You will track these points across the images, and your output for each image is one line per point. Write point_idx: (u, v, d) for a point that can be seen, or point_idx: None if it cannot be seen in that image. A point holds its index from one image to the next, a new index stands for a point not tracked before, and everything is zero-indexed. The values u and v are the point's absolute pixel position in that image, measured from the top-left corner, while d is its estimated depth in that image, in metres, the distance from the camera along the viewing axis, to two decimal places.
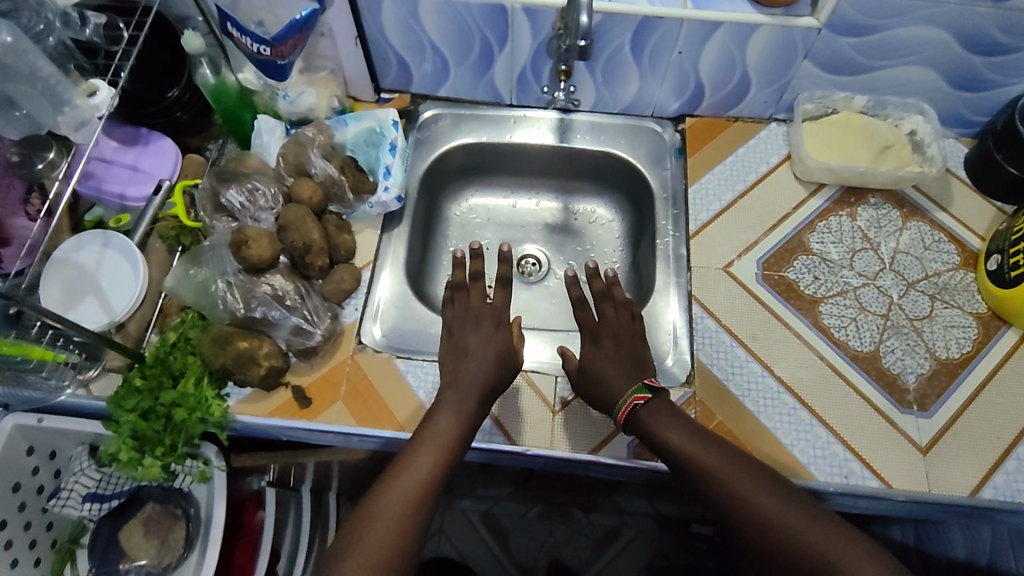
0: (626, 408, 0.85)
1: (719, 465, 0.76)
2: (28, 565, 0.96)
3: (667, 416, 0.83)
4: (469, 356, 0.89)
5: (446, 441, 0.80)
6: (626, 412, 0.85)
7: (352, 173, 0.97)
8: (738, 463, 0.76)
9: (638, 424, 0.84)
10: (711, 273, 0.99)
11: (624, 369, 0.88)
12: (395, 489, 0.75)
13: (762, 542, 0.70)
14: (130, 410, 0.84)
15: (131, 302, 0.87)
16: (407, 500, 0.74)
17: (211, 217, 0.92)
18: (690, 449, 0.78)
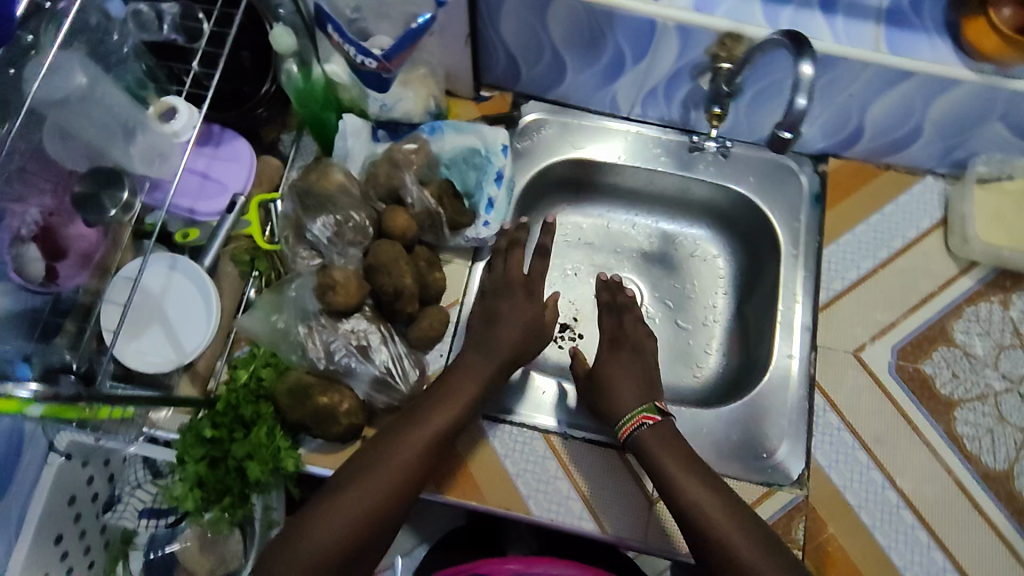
0: (625, 434, 0.79)
1: (728, 527, 0.70)
2: (83, 567, 0.93)
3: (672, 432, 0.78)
4: (498, 339, 0.79)
5: (453, 414, 0.73)
6: (630, 430, 0.79)
7: (449, 202, 0.84)
8: (746, 526, 0.70)
9: (646, 454, 0.77)
10: (838, 358, 0.88)
11: (633, 370, 0.85)
12: (387, 461, 0.70)
13: None
14: (199, 460, 0.77)
15: (203, 338, 0.77)
16: (394, 479, 0.69)
17: (294, 250, 0.81)
18: (698, 496, 0.72)
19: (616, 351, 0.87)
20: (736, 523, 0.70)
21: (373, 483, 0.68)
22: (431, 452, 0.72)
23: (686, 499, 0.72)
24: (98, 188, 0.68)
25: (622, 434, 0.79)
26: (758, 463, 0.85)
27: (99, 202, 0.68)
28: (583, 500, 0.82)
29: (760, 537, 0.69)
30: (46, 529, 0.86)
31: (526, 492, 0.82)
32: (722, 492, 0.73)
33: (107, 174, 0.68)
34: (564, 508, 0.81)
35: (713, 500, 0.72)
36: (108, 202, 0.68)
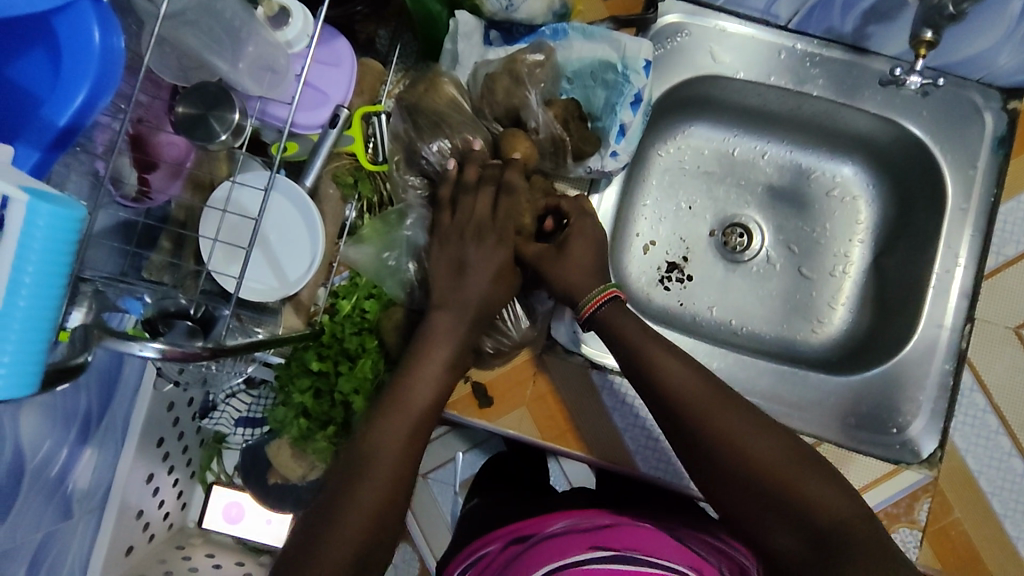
0: (587, 309, 0.68)
1: (724, 419, 0.60)
2: (182, 464, 0.98)
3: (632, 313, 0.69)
4: (466, 295, 0.69)
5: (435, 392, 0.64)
6: (593, 307, 0.68)
7: (576, 128, 0.73)
8: (724, 403, 0.61)
9: (618, 333, 0.67)
10: (995, 332, 0.79)
11: (593, 257, 0.71)
12: (386, 430, 0.60)
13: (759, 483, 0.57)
14: (303, 391, 0.75)
15: (307, 268, 0.71)
16: (398, 454, 0.59)
17: (404, 177, 0.75)
18: (671, 372, 0.63)
19: (575, 227, 0.71)
20: (723, 402, 0.61)
21: (383, 458, 0.58)
22: (423, 430, 0.62)
23: (660, 378, 0.63)
24: (205, 109, 0.54)
25: (585, 311, 0.69)
26: (884, 438, 0.79)
27: (206, 126, 0.54)
28: None
29: (739, 411, 0.61)
30: (149, 434, 0.88)
31: (634, 447, 0.78)
32: (692, 364, 0.64)
33: (214, 94, 0.54)
34: (673, 467, 0.77)
35: (691, 376, 0.63)
36: (215, 124, 0.54)
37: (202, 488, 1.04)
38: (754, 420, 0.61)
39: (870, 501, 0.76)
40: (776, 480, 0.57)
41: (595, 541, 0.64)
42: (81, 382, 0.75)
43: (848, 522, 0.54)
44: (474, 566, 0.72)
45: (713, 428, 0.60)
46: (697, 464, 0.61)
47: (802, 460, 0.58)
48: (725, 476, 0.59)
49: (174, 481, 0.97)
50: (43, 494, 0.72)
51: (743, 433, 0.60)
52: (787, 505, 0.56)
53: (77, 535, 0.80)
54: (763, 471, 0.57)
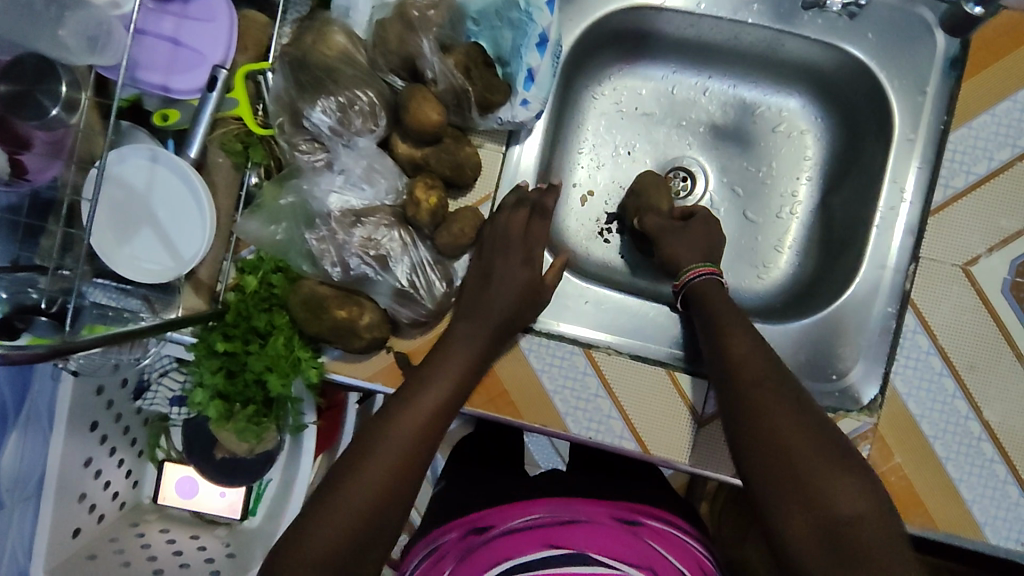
0: (686, 277, 0.75)
1: (776, 395, 0.59)
2: (125, 444, 0.97)
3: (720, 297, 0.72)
4: (489, 303, 0.69)
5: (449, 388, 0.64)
6: (692, 276, 0.74)
7: (480, 76, 0.67)
8: (779, 383, 0.60)
9: (705, 305, 0.71)
10: (941, 271, 0.74)
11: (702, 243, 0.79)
12: (415, 411, 0.62)
13: (786, 458, 0.55)
14: (215, 371, 0.71)
15: (202, 244, 0.68)
16: (409, 452, 0.59)
17: (292, 141, 0.68)
18: (746, 354, 0.63)
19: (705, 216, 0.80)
20: (781, 386, 0.60)
21: (389, 447, 0.59)
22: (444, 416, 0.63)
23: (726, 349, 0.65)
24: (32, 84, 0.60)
25: (682, 282, 0.75)
26: (824, 385, 0.77)
27: (36, 99, 0.60)
28: (626, 421, 0.76)
29: (787, 391, 0.60)
30: (79, 420, 0.86)
31: (564, 409, 0.76)
32: (761, 346, 0.65)
33: (35, 67, 0.61)
34: (604, 427, 0.76)
35: (752, 353, 0.63)
36: (44, 99, 0.61)
37: (153, 466, 1.03)
38: (814, 414, 0.59)
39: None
40: (807, 465, 0.55)
41: (551, 539, 0.63)
42: None
43: (864, 516, 0.52)
44: (426, 557, 0.69)
45: (760, 398, 0.59)
46: (735, 424, 0.60)
47: (842, 460, 0.55)
48: (751, 439, 0.58)
49: (118, 462, 0.96)
50: None
51: (793, 414, 0.58)
52: (806, 488, 0.53)
53: (14, 525, 0.80)
54: (803, 452, 0.55)
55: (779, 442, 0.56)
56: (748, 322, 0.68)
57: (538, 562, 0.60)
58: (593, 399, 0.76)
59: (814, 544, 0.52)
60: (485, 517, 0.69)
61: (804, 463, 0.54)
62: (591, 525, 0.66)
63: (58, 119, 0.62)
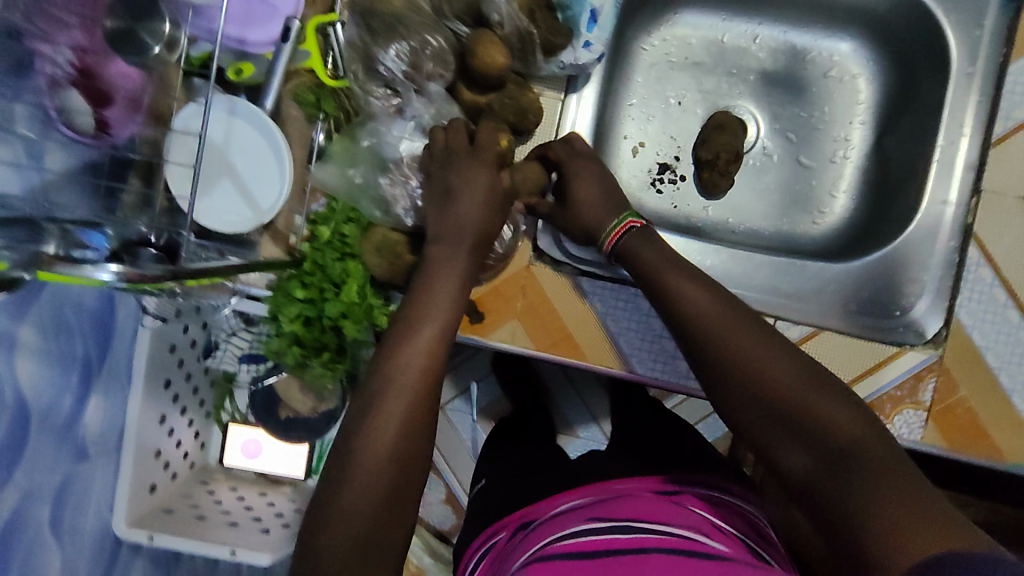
0: (609, 243, 0.70)
1: (731, 335, 0.58)
2: (195, 405, 1.00)
3: (648, 245, 0.68)
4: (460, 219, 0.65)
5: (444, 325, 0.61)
6: (615, 239, 0.70)
7: (543, 18, 0.69)
8: (756, 332, 0.58)
9: (641, 264, 0.67)
10: (1003, 202, 0.74)
11: (599, 198, 0.73)
12: (415, 344, 0.58)
13: (761, 397, 0.55)
14: (293, 320, 0.73)
15: (280, 193, 0.70)
16: (416, 411, 0.56)
17: (365, 88, 0.71)
18: (694, 301, 0.61)
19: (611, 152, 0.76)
20: (739, 323, 0.59)
21: (398, 397, 0.55)
22: (433, 375, 0.58)
23: (683, 308, 0.61)
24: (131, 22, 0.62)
25: (609, 244, 0.70)
26: (885, 321, 0.77)
27: (135, 38, 0.63)
28: None
29: (753, 331, 0.58)
30: (155, 377, 0.89)
31: (629, 350, 0.77)
32: (719, 290, 0.62)
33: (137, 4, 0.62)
34: (670, 366, 0.77)
35: (714, 302, 0.60)
36: (148, 37, 0.63)
37: (219, 428, 1.06)
38: (774, 342, 0.58)
39: (873, 385, 0.75)
40: (785, 400, 0.54)
41: (591, 513, 0.64)
42: (74, 327, 0.75)
43: (853, 432, 0.52)
44: (486, 555, 0.73)
45: (720, 345, 0.58)
46: (709, 376, 0.59)
47: (813, 378, 0.55)
48: (734, 393, 0.57)
49: (189, 421, 0.99)
50: (50, 439, 0.74)
51: (758, 354, 0.57)
52: (790, 418, 0.54)
53: (96, 475, 0.84)
54: (776, 387, 0.55)
55: (764, 390, 0.55)
56: (680, 262, 0.65)
57: (577, 534, 0.60)
58: (657, 342, 0.77)
59: (813, 472, 0.52)
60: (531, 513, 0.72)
61: (782, 397, 0.55)
62: (631, 498, 0.67)
63: (158, 57, 0.64)
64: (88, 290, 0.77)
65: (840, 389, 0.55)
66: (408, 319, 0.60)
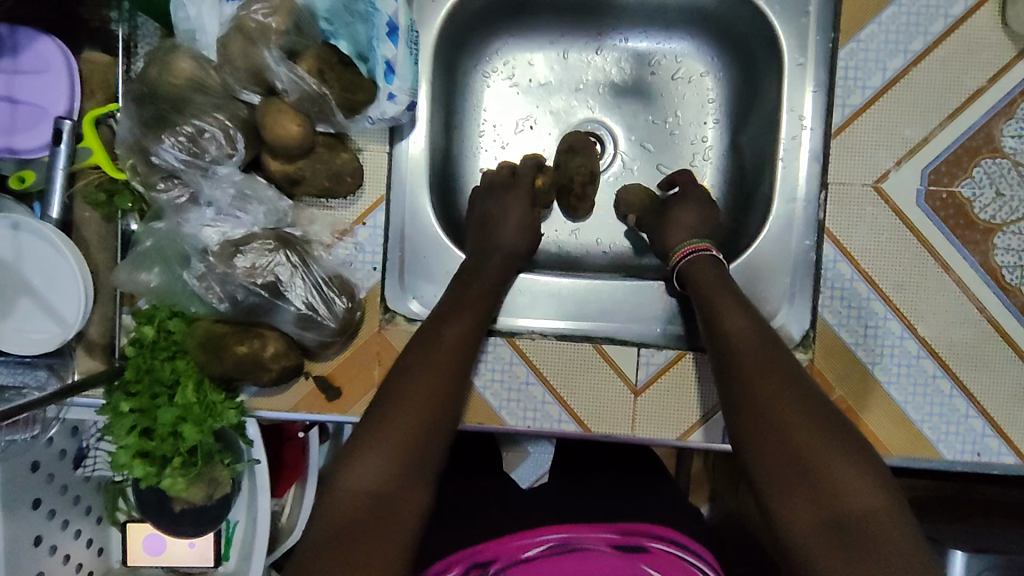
0: (678, 258, 0.72)
1: (759, 372, 0.58)
2: (79, 515, 0.94)
3: (712, 271, 0.69)
4: (490, 247, 0.73)
5: (443, 382, 0.60)
6: (684, 257, 0.71)
7: (334, 78, 0.64)
8: (782, 370, 0.59)
9: (698, 286, 0.68)
10: (852, 192, 0.72)
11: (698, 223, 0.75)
12: (417, 391, 0.59)
13: (776, 439, 0.55)
14: (128, 432, 0.68)
15: (82, 308, 0.64)
16: (407, 454, 0.56)
17: (149, 181, 0.65)
18: (734, 329, 0.62)
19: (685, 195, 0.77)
20: (770, 363, 0.59)
21: (396, 436, 0.56)
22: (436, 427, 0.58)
23: (730, 331, 0.63)
24: None
25: (676, 260, 0.72)
26: None
27: None
28: (562, 403, 0.73)
29: (783, 373, 0.58)
30: (19, 500, 0.83)
31: (497, 403, 0.73)
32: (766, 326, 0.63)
33: None
34: (541, 413, 0.73)
35: (759, 340, 0.61)
36: None
37: (117, 530, 1.00)
38: (809, 392, 0.57)
39: None
40: (805, 449, 0.54)
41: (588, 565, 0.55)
42: None
43: (877, 505, 0.51)
44: None
45: (748, 376, 0.59)
46: (727, 401, 0.60)
47: (835, 433, 0.55)
48: (758, 406, 0.57)
49: (75, 533, 0.93)
50: None
51: (787, 395, 0.57)
52: (804, 466, 0.53)
53: None
54: (798, 436, 0.54)
55: (768, 415, 0.56)
56: (739, 296, 0.66)
57: None
58: (524, 390, 0.73)
59: (819, 533, 0.51)
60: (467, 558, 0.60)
61: (803, 445, 0.54)
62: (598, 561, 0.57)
63: None
64: None
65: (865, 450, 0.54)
66: (406, 371, 0.61)
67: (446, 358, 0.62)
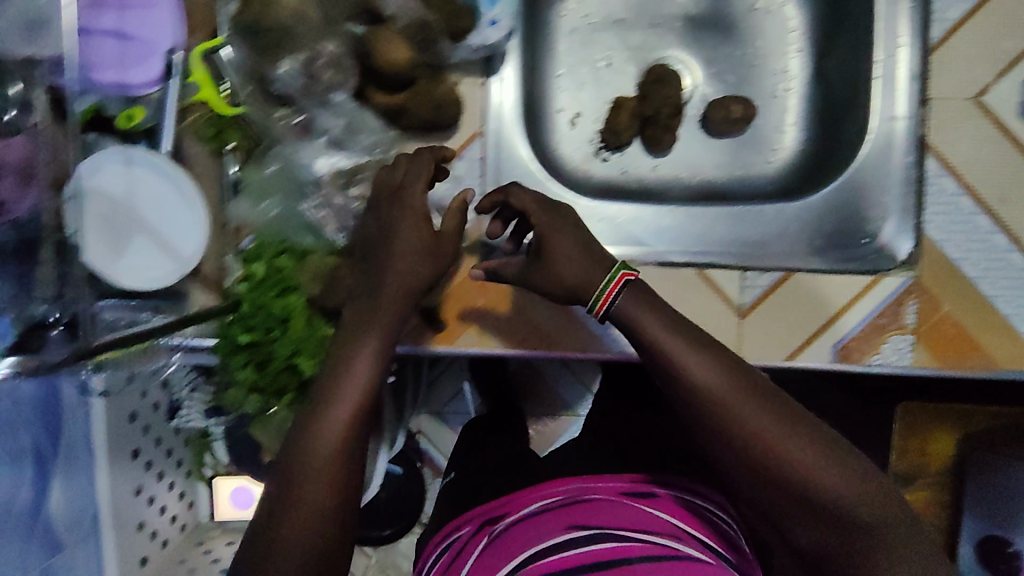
0: (602, 307, 0.59)
1: (734, 408, 0.52)
2: (172, 467, 0.97)
3: (648, 300, 0.58)
4: (381, 274, 0.57)
5: (353, 452, 0.50)
6: (606, 304, 0.59)
7: (438, 2, 0.65)
8: (771, 407, 0.53)
9: (640, 328, 0.57)
10: (953, 107, 0.72)
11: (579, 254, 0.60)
12: (319, 468, 0.49)
13: (775, 475, 0.51)
14: (245, 365, 0.71)
15: (198, 243, 0.65)
16: (334, 537, 0.49)
17: (266, 114, 0.67)
18: (703, 368, 0.54)
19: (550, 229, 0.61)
20: (756, 401, 0.53)
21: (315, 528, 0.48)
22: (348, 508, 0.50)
23: (702, 381, 0.53)
24: None
25: (601, 309, 0.59)
26: (856, 250, 0.75)
27: None
28: None
29: (760, 406, 0.52)
30: (120, 449, 0.86)
31: (602, 331, 0.74)
32: (723, 353, 0.55)
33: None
34: None
35: (720, 375, 0.53)
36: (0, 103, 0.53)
37: (204, 484, 1.04)
38: (775, 415, 0.52)
39: (854, 318, 0.73)
40: (803, 474, 0.51)
41: (571, 521, 0.62)
42: (17, 420, 0.71)
43: (875, 512, 0.50)
44: (447, 550, 0.69)
45: (718, 412, 0.53)
46: (710, 440, 0.54)
47: (825, 450, 0.51)
48: (728, 460, 0.53)
49: (169, 485, 0.97)
50: (15, 534, 0.71)
51: (768, 430, 0.52)
52: (798, 494, 0.51)
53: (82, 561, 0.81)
54: (784, 471, 0.51)
55: (761, 454, 0.51)
56: (672, 321, 0.57)
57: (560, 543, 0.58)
58: None
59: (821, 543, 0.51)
60: (495, 509, 0.71)
61: (790, 478, 0.51)
62: (603, 501, 0.66)
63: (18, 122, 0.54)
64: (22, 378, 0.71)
65: (852, 462, 0.52)
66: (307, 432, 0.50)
67: (342, 420, 0.50)
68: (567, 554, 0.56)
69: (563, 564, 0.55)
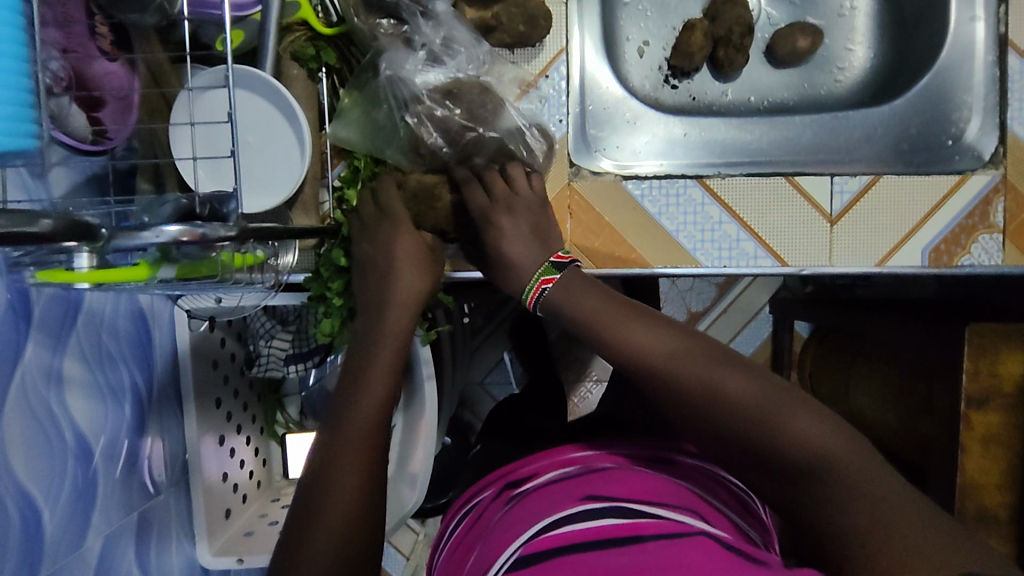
0: (535, 302, 0.60)
1: (675, 362, 0.51)
2: (248, 421, 0.94)
3: (587, 283, 0.59)
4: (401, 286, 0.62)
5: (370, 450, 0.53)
6: (540, 297, 0.60)
7: None
8: (709, 356, 0.51)
9: (578, 310, 0.57)
10: None
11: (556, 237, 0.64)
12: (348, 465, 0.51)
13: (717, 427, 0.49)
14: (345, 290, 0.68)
15: (297, 161, 0.64)
16: (357, 525, 0.50)
17: (371, 22, 0.65)
18: (629, 332, 0.53)
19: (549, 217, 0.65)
20: (694, 354, 0.51)
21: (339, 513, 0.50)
22: (375, 494, 0.52)
23: (629, 346, 0.53)
24: None
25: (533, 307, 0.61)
26: (938, 151, 0.77)
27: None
28: (757, 239, 0.74)
29: (709, 359, 0.51)
30: (205, 396, 0.83)
31: (691, 245, 0.74)
32: (675, 329, 0.54)
33: None
34: (737, 251, 0.74)
35: (653, 335, 0.53)
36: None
37: (276, 443, 1.01)
38: (721, 365, 0.50)
39: (942, 220, 0.73)
40: (756, 421, 0.48)
41: (586, 492, 0.53)
42: (114, 354, 0.69)
43: (839, 449, 0.45)
44: (469, 514, 0.64)
45: (659, 369, 0.51)
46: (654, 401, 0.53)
47: (769, 392, 0.49)
48: (692, 423, 0.51)
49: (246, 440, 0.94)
50: (119, 480, 0.70)
51: (712, 378, 0.50)
52: (755, 443, 0.48)
53: (170, 513, 0.80)
54: (730, 418, 0.48)
55: (705, 404, 0.49)
56: (613, 293, 0.57)
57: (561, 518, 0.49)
58: (717, 230, 0.74)
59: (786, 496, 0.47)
60: (518, 469, 0.64)
61: (738, 424, 0.48)
62: (620, 471, 0.57)
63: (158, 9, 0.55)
64: (120, 312, 0.70)
65: (804, 400, 0.48)
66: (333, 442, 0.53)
67: (366, 421, 0.55)
68: (560, 533, 0.47)
69: (567, 541, 0.46)
